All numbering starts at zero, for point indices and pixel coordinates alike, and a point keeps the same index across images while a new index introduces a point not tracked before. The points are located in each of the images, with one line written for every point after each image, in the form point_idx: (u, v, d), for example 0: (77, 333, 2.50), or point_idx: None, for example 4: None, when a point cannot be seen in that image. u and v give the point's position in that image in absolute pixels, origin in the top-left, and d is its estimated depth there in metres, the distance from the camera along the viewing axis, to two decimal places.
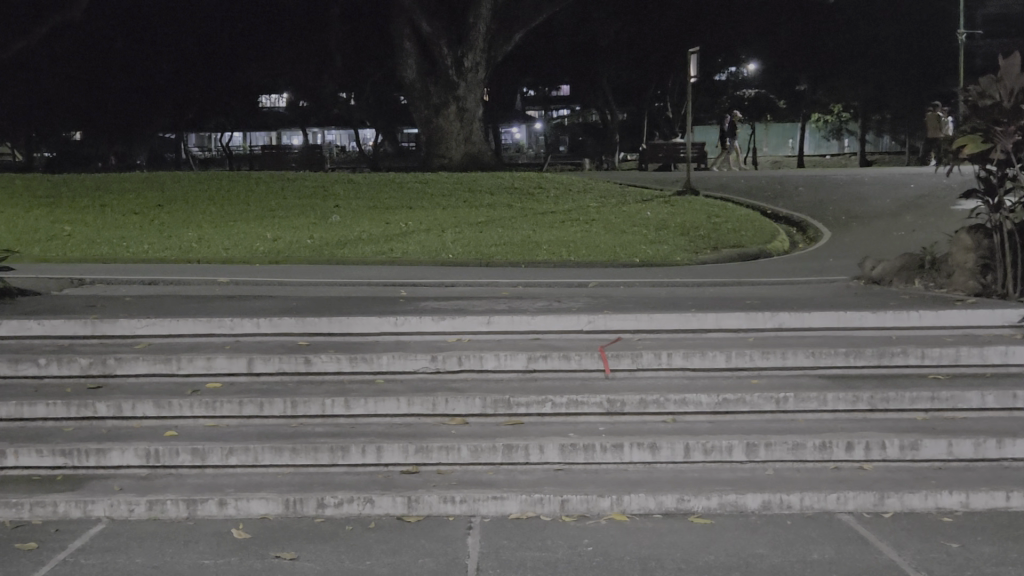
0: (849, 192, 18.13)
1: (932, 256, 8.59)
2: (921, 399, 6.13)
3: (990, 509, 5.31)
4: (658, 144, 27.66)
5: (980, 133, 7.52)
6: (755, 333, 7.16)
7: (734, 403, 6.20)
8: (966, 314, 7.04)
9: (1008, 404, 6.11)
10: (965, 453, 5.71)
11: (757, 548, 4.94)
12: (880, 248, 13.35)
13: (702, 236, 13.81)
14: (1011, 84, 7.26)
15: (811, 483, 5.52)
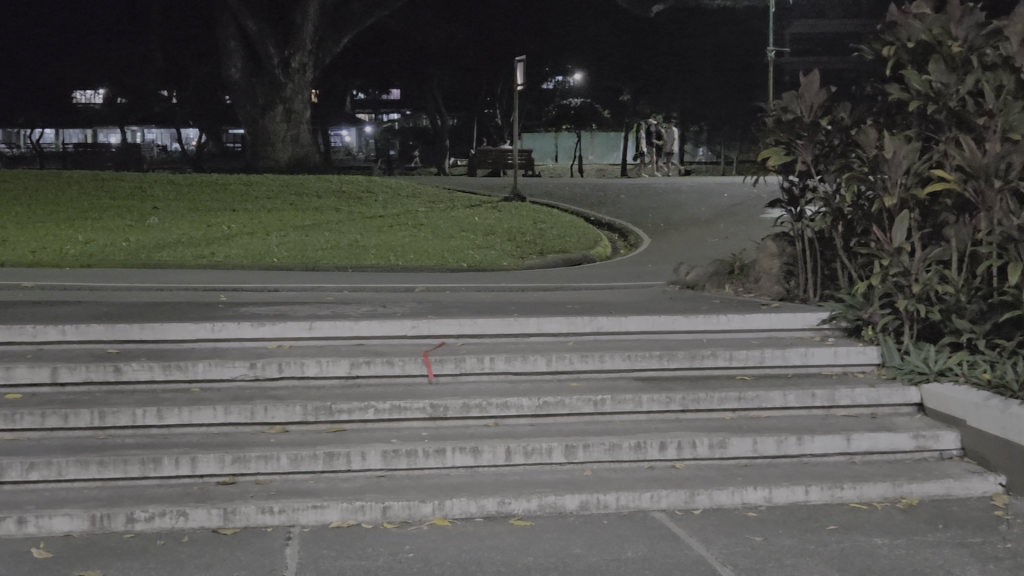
0: (667, 201, 18.80)
1: (740, 263, 9.04)
2: (728, 399, 6.39)
3: (791, 503, 5.60)
4: (487, 150, 27.95)
5: (783, 146, 7.80)
6: (575, 337, 7.30)
7: (554, 406, 6.28)
8: (770, 318, 7.39)
9: (808, 403, 6.43)
10: (768, 450, 5.98)
11: (575, 548, 5.04)
12: (696, 254, 13.86)
13: (529, 242, 13.99)
14: (811, 99, 7.69)
15: (626, 482, 5.68)
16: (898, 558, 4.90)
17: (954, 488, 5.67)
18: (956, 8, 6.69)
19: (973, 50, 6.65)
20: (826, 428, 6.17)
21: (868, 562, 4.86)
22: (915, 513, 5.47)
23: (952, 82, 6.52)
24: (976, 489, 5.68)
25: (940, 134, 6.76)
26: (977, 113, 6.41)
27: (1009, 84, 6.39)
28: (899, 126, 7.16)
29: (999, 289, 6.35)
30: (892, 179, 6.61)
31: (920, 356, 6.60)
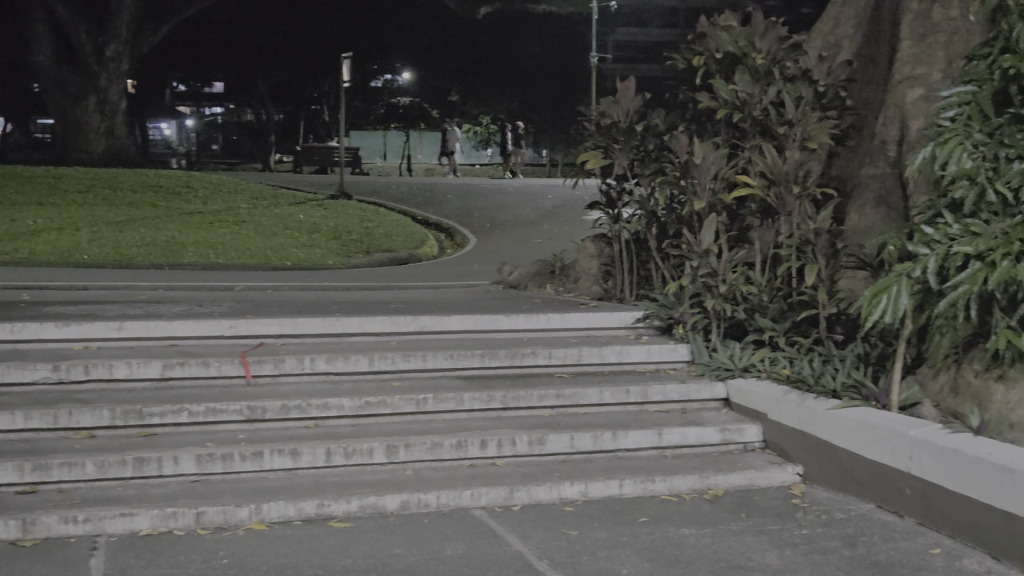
0: (492, 201, 19.02)
1: (561, 263, 9.29)
2: (547, 397, 6.51)
3: (606, 497, 5.76)
4: (313, 147, 27.54)
5: (601, 150, 8.04)
6: (398, 337, 7.27)
7: (376, 406, 6.23)
8: (587, 317, 7.59)
9: (623, 399, 6.61)
10: (584, 445, 6.12)
11: (394, 548, 5.02)
12: (521, 254, 14.07)
13: (354, 240, 13.86)
14: (627, 106, 7.96)
15: (447, 481, 5.70)
16: (703, 546, 5.11)
17: (756, 479, 5.97)
18: (760, 22, 7.07)
19: (775, 61, 7.03)
20: (639, 423, 6.37)
21: (676, 552, 5.05)
22: (721, 503, 5.72)
23: (756, 91, 6.85)
24: (776, 478, 6.00)
25: (745, 141, 7.08)
26: (778, 122, 6.74)
27: (807, 95, 6.78)
28: (709, 133, 7.47)
29: (796, 289, 6.77)
30: (701, 184, 6.88)
31: (727, 354, 6.91)
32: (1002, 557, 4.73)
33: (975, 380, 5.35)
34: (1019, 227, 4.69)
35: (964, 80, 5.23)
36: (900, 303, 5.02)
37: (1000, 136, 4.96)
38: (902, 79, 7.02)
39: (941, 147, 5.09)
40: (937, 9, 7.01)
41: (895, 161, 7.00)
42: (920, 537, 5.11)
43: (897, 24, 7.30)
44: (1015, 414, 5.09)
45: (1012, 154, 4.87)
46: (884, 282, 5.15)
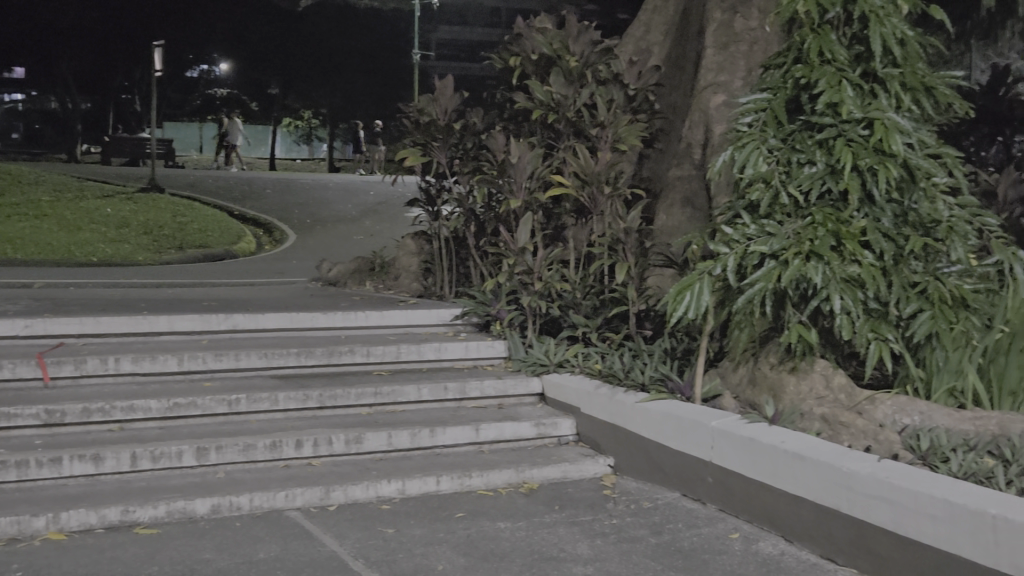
0: (312, 196, 18.77)
1: (380, 260, 9.28)
2: (365, 395, 6.46)
3: (423, 494, 5.77)
4: (124, 138, 26.37)
5: (419, 148, 8.03)
6: (209, 336, 7.04)
7: (185, 407, 6.02)
8: (407, 314, 7.58)
9: (441, 396, 6.64)
10: (402, 443, 6.11)
11: (204, 553, 4.86)
12: (342, 250, 13.93)
13: (167, 235, 13.36)
14: (446, 104, 7.96)
15: (261, 482, 5.58)
16: (518, 540, 5.19)
17: (570, 472, 6.13)
18: (573, 25, 7.20)
19: (588, 65, 7.14)
20: (457, 419, 6.41)
21: (491, 545, 5.11)
22: (536, 497, 5.83)
23: (570, 94, 7.04)
24: (588, 470, 6.18)
25: (559, 142, 7.22)
26: (590, 124, 6.97)
27: (619, 98, 7.04)
28: (525, 133, 7.58)
29: (608, 286, 6.97)
30: (517, 184, 6.99)
31: (542, 349, 7.05)
32: (795, 539, 4.99)
33: (771, 373, 5.61)
34: (809, 228, 5.00)
35: (761, 87, 5.47)
36: (702, 300, 5.25)
37: (793, 142, 5.24)
38: (706, 85, 7.34)
39: (739, 151, 5.29)
40: (739, 19, 7.46)
41: (700, 164, 7.26)
42: (721, 523, 5.35)
43: (703, 33, 7.68)
44: (806, 405, 5.35)
45: (803, 160, 5.15)
46: (687, 280, 5.37)
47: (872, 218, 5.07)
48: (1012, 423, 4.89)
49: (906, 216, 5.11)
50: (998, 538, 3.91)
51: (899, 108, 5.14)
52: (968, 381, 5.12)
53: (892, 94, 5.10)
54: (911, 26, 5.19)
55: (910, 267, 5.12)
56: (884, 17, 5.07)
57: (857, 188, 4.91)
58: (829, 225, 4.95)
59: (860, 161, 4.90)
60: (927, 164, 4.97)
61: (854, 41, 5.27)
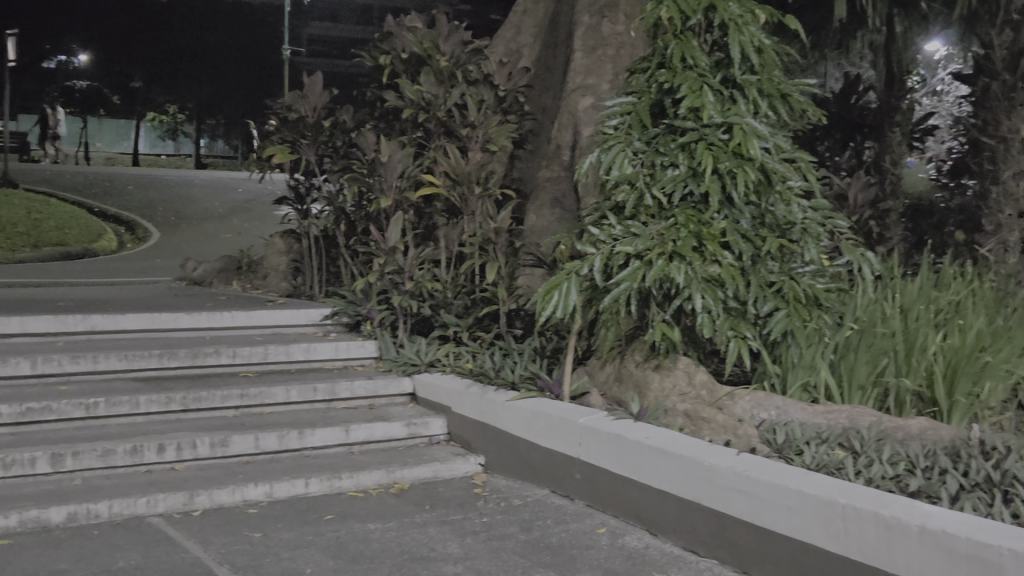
0: (177, 193, 18.24)
1: (248, 259, 9.13)
2: (230, 397, 6.32)
3: (291, 497, 5.68)
4: None
5: (288, 145, 7.90)
6: (65, 337, 6.76)
7: (39, 412, 5.78)
8: (274, 315, 7.48)
9: (310, 397, 6.55)
10: (269, 445, 6.00)
11: (58, 564, 4.67)
12: (208, 249, 13.60)
13: (20, 232, 12.77)
14: (315, 101, 7.84)
15: (120, 489, 5.39)
16: (387, 540, 5.16)
17: (440, 471, 6.13)
18: (443, 25, 7.22)
19: (458, 65, 7.17)
20: (327, 421, 6.33)
21: (360, 547, 5.06)
22: (406, 497, 5.81)
23: (440, 93, 7.04)
24: (459, 469, 6.21)
25: (430, 142, 7.22)
26: (461, 124, 7.00)
27: (489, 98, 7.06)
28: (396, 132, 7.55)
29: (479, 286, 7.00)
30: (387, 182, 6.95)
31: (413, 349, 7.03)
32: (658, 532, 5.12)
33: (637, 370, 5.74)
34: (672, 229, 5.13)
35: (626, 91, 5.60)
36: (570, 299, 5.32)
37: (657, 145, 5.38)
38: (575, 88, 7.45)
39: (605, 153, 5.40)
40: (606, 24, 7.59)
41: (569, 165, 7.36)
42: (588, 518, 5.44)
43: (571, 37, 7.80)
44: (669, 401, 5.50)
45: (666, 162, 5.28)
46: (555, 280, 5.43)
47: (731, 220, 5.23)
48: (861, 416, 5.13)
49: (763, 218, 5.30)
50: (847, 526, 4.08)
51: (757, 113, 5.32)
52: (820, 376, 5.36)
53: (750, 100, 5.29)
54: (768, 35, 5.39)
55: (767, 268, 5.30)
56: (743, 25, 5.23)
57: (717, 191, 5.07)
58: (691, 226, 5.10)
59: (720, 165, 5.05)
60: (782, 168, 5.17)
61: (715, 47, 5.46)
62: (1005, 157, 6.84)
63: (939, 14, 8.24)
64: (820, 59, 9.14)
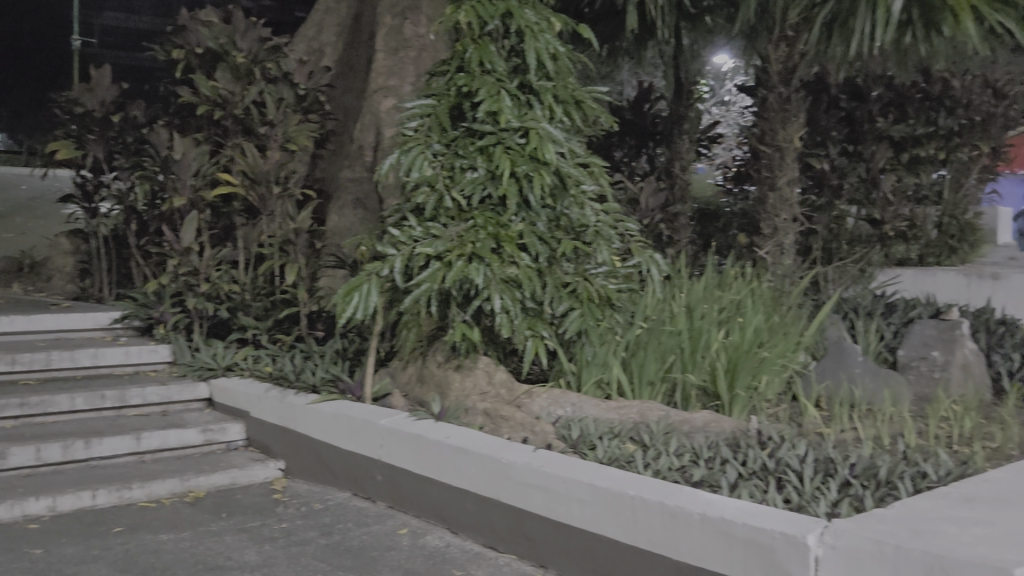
0: None
1: (31, 260, 8.64)
2: (9, 406, 5.94)
3: (75, 510, 5.40)
4: None
5: (74, 140, 7.51)
6: None
7: None
8: (57, 319, 7.07)
9: (97, 404, 6.25)
10: (53, 457, 5.70)
11: None
12: None
13: None
14: (103, 95, 7.49)
15: None
16: (180, 551, 4.99)
17: (238, 477, 5.98)
18: (240, 21, 6.99)
19: (257, 62, 6.96)
20: (116, 429, 6.06)
21: (151, 559, 4.87)
22: (201, 505, 5.62)
23: (237, 90, 6.85)
24: (258, 475, 6.08)
25: (227, 139, 7.03)
26: (260, 122, 6.86)
27: (288, 97, 6.94)
28: (192, 129, 7.31)
29: (278, 288, 6.87)
30: (181, 181, 6.72)
31: (209, 353, 6.82)
32: (459, 531, 5.18)
33: (438, 370, 5.79)
34: (471, 231, 5.21)
35: (426, 93, 5.62)
36: (370, 301, 5.30)
37: (456, 147, 5.44)
38: (377, 88, 7.41)
39: (404, 155, 5.41)
40: (409, 26, 7.55)
41: (371, 166, 7.34)
42: (389, 519, 5.44)
43: (374, 38, 7.76)
44: (470, 400, 5.57)
45: (465, 165, 5.36)
46: (355, 281, 5.38)
47: (528, 222, 5.35)
48: (650, 411, 5.37)
49: (559, 221, 5.45)
50: (636, 516, 4.26)
51: (553, 118, 5.47)
52: (612, 373, 5.59)
53: (546, 106, 5.42)
54: (562, 43, 5.56)
55: (562, 269, 5.45)
56: (539, 32, 5.38)
57: (515, 194, 5.18)
58: (489, 229, 5.19)
59: (517, 168, 5.16)
60: (576, 172, 5.34)
61: (512, 53, 5.55)
62: (782, 165, 7.28)
63: (723, 28, 8.67)
64: (616, 68, 9.49)
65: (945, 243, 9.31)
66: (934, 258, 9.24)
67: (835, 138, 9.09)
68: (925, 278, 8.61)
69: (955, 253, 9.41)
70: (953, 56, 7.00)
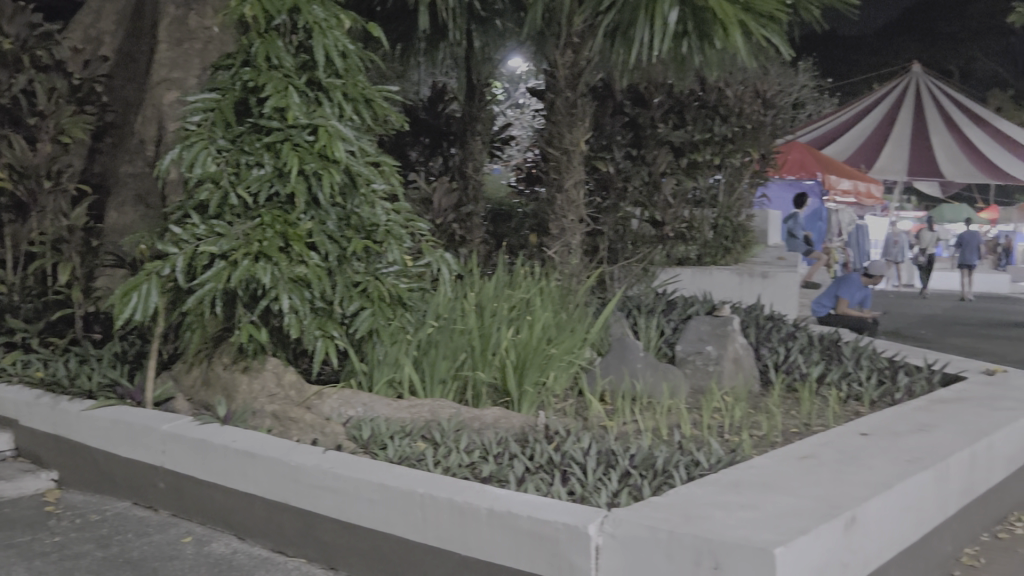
0: None
1: None
2: None
3: None
4: None
5: None
6: None
7: None
8: None
9: None
10: None
11: None
12: None
13: None
14: None
15: None
16: None
17: (5, 490, 5.60)
18: None
19: (25, 48, 6.57)
20: None
21: None
22: None
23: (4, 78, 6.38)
24: (28, 487, 5.71)
25: None
26: (29, 113, 6.45)
27: (61, 87, 6.56)
28: None
29: (51, 287, 6.48)
30: None
31: None
32: (246, 536, 5.04)
33: (224, 373, 5.64)
34: (257, 229, 5.08)
35: (209, 86, 5.45)
36: (150, 302, 5.08)
37: (241, 143, 5.30)
38: (159, 80, 7.11)
39: (186, 150, 5.22)
40: (193, 17, 7.34)
41: (152, 161, 7.04)
42: (172, 528, 5.22)
43: (157, 28, 7.43)
44: (258, 403, 5.45)
45: (251, 161, 5.23)
46: (134, 281, 5.15)
47: (317, 221, 5.28)
48: (441, 409, 5.42)
49: (348, 220, 5.40)
50: (425, 514, 4.29)
51: (342, 116, 5.42)
52: (404, 372, 5.60)
53: (334, 103, 5.37)
54: (352, 41, 5.52)
55: (352, 267, 5.38)
56: (327, 29, 5.32)
57: (303, 192, 5.10)
58: (277, 227, 5.09)
59: (305, 166, 5.08)
60: (366, 171, 5.31)
61: (300, 49, 5.46)
62: (568, 168, 7.50)
63: (512, 32, 8.82)
64: (410, 70, 9.53)
65: (719, 243, 9.93)
66: (710, 258, 9.87)
67: (620, 142, 9.42)
68: (702, 277, 9.37)
69: (729, 252, 10.06)
70: (725, 67, 7.41)
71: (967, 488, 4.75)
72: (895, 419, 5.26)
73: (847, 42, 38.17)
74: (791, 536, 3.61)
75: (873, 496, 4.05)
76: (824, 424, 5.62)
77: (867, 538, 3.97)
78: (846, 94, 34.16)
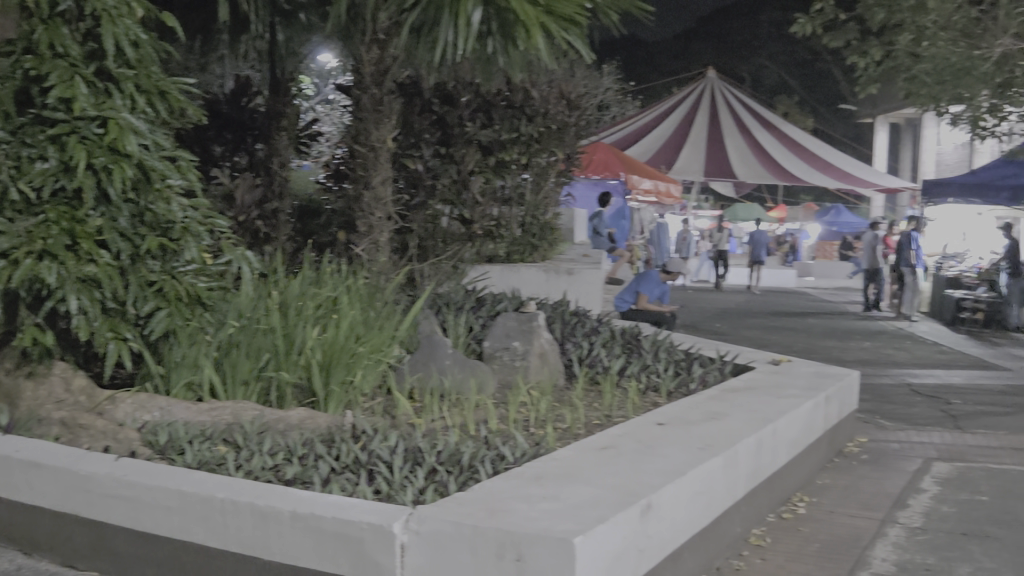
0: None
1: None
2: None
3: None
4: None
5: None
6: None
7: None
8: None
9: None
10: None
11: None
12: None
13: None
14: None
15: None
16: None
17: None
18: None
19: None
20: None
21: None
22: None
23: None
24: None
25: None
26: None
27: None
28: None
29: None
30: None
31: None
32: (33, 551, 4.74)
33: (6, 379, 5.30)
34: (41, 226, 4.79)
35: None
36: None
37: (23, 136, 5.01)
38: None
39: None
40: None
41: None
42: None
43: None
44: (44, 410, 5.14)
45: (33, 155, 4.94)
46: None
47: (108, 218, 5.05)
48: (244, 411, 5.28)
49: (142, 216, 5.16)
50: (225, 520, 4.16)
51: (133, 108, 5.18)
52: (203, 374, 5.42)
53: (126, 95, 5.14)
54: (144, 30, 5.29)
55: (145, 267, 5.18)
56: (118, 17, 5.07)
57: (92, 187, 4.86)
58: (63, 224, 4.82)
59: (94, 160, 4.83)
60: (161, 166, 5.09)
61: (87, 37, 5.20)
62: (375, 165, 7.42)
63: (317, 27, 8.67)
64: (212, 63, 9.23)
65: (527, 240, 10.18)
66: (518, 255, 10.14)
67: (427, 140, 9.36)
68: (510, 273, 9.53)
69: (536, 250, 10.36)
70: (530, 69, 7.57)
71: (754, 472, 5.02)
72: (689, 408, 5.50)
73: (648, 47, 39.58)
74: (590, 525, 3.72)
75: (668, 483, 4.23)
76: (625, 415, 5.85)
77: (661, 524, 4.13)
78: (648, 97, 35.48)
